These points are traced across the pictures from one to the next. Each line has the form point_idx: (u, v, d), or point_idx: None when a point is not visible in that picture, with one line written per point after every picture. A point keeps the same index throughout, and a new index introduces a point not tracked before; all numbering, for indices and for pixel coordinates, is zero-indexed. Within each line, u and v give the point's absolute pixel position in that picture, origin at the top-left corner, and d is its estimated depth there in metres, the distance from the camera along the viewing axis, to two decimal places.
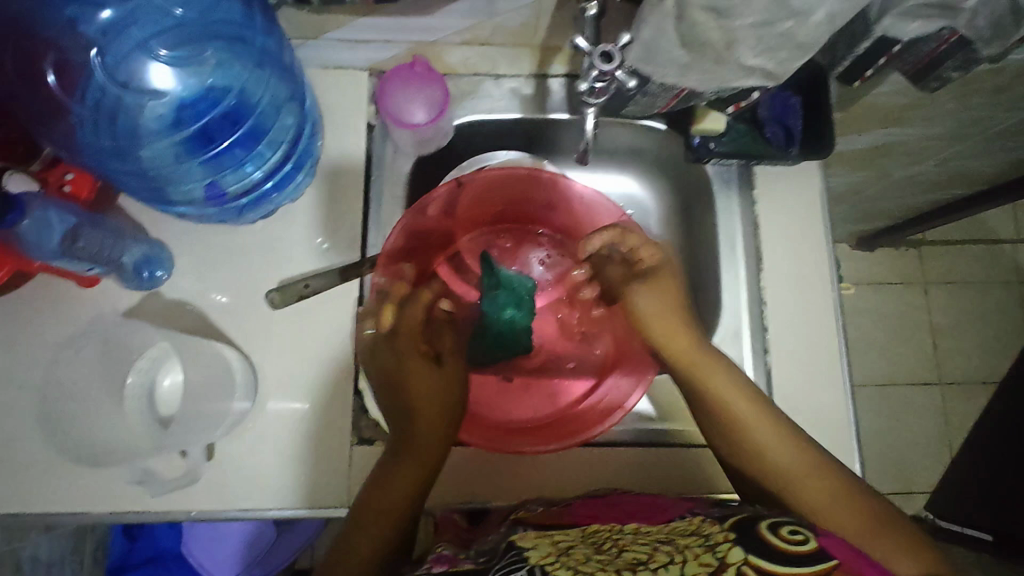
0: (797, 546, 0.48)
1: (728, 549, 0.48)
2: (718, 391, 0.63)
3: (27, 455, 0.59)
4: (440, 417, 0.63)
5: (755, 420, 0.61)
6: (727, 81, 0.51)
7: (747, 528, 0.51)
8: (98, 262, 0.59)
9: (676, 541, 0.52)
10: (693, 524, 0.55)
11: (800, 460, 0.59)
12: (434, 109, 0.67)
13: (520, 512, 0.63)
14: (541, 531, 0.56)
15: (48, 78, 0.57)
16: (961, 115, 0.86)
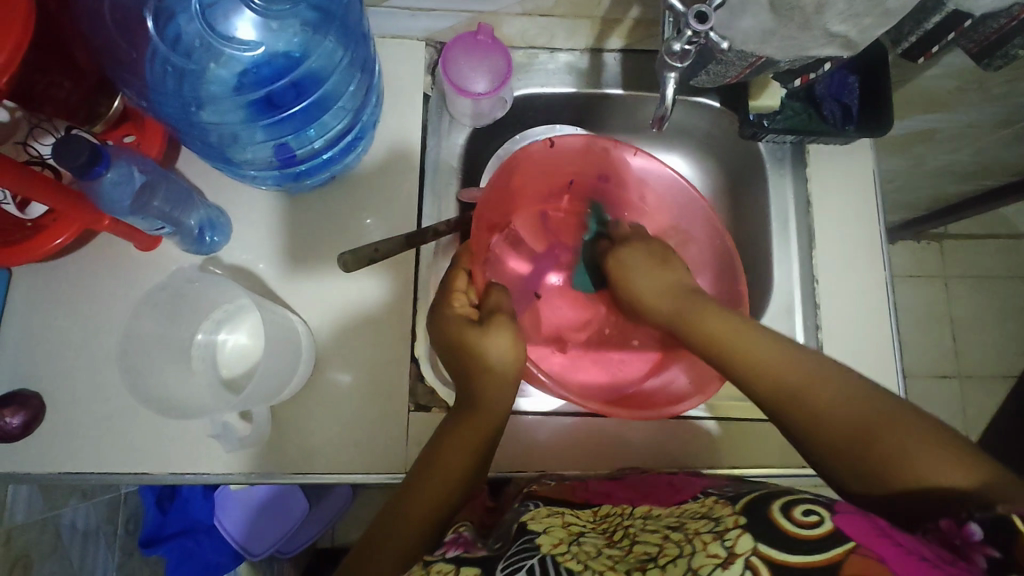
0: (810, 530, 0.43)
1: (738, 536, 0.45)
2: (741, 350, 0.54)
3: (90, 412, 0.59)
4: (502, 382, 0.60)
5: (808, 377, 0.51)
6: (806, 49, 0.51)
7: (758, 506, 0.48)
8: (167, 221, 0.58)
9: (686, 527, 0.50)
10: (704, 506, 0.53)
11: (864, 405, 0.48)
12: (496, 79, 0.68)
13: (536, 487, 0.64)
14: (553, 510, 0.58)
15: (147, 23, 0.57)
16: (1006, 101, 0.86)
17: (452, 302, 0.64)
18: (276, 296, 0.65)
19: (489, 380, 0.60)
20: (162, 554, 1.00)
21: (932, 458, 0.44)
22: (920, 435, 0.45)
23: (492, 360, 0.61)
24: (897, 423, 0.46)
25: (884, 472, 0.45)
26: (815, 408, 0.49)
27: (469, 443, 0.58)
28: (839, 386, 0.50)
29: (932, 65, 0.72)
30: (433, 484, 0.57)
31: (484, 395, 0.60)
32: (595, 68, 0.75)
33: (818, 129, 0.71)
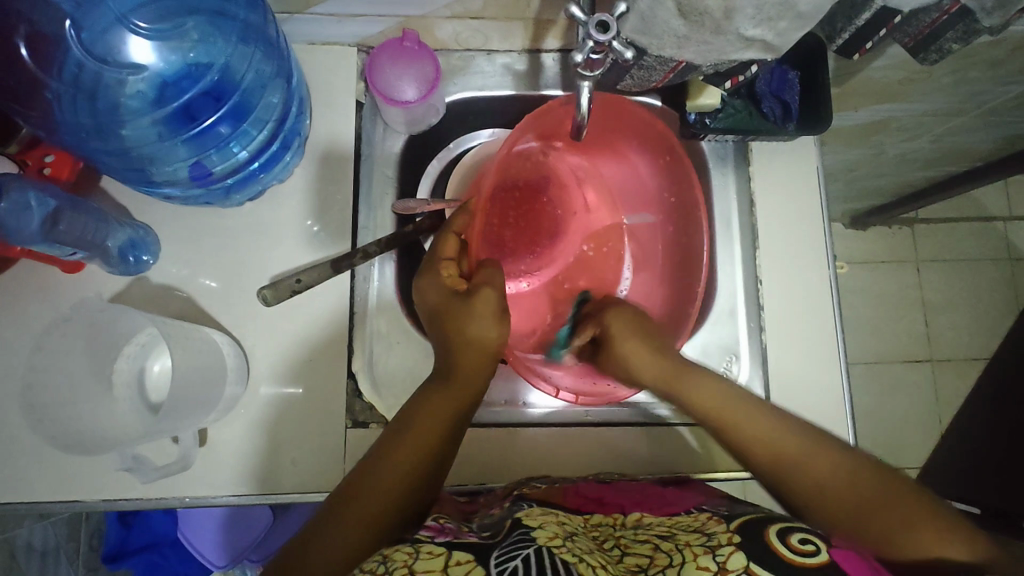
0: (808, 557, 0.47)
1: (731, 553, 0.48)
2: (692, 394, 0.57)
3: (13, 446, 0.58)
4: (485, 359, 0.59)
5: (801, 452, 0.53)
6: (726, 53, 0.50)
7: (754, 529, 0.51)
8: (80, 246, 0.57)
9: (678, 539, 0.52)
10: (697, 520, 0.54)
11: (853, 485, 0.51)
12: (425, 86, 0.66)
13: (523, 487, 0.63)
14: (548, 510, 0.55)
15: (22, 53, 0.54)
16: (957, 89, 0.85)
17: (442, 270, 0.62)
18: (204, 317, 0.63)
19: (466, 355, 0.58)
20: (128, 568, 1.00)
21: (914, 527, 0.49)
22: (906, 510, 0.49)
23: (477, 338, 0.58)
24: (890, 505, 0.50)
25: (890, 542, 0.49)
26: (805, 483, 0.52)
27: (446, 416, 0.58)
28: (832, 452, 0.52)
29: (874, 57, 0.71)
30: (404, 461, 0.54)
31: (460, 373, 0.59)
32: (535, 70, 0.73)
33: (758, 127, 0.70)
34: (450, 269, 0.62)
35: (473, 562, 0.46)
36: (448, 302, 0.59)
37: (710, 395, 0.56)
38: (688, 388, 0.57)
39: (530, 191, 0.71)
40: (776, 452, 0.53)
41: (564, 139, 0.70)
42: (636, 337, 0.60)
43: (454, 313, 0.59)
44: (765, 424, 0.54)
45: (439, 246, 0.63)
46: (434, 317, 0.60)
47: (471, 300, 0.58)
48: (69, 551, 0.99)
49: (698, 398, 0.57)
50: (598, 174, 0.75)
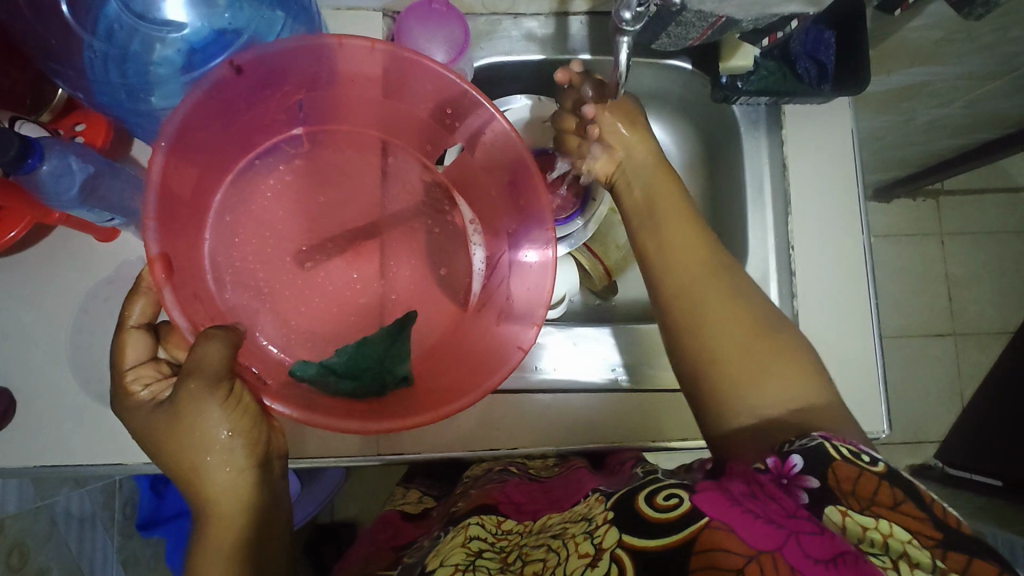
0: (667, 512, 0.44)
1: (605, 531, 0.45)
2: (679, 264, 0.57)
3: (52, 413, 0.58)
4: (239, 453, 0.49)
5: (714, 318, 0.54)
6: (768, 6, 0.50)
7: (628, 497, 0.47)
8: (117, 213, 0.57)
9: (566, 531, 0.48)
10: (584, 503, 0.51)
11: (749, 360, 0.53)
12: (455, 49, 0.65)
13: (457, 504, 0.60)
14: (460, 530, 0.53)
15: (63, 8, 0.54)
16: (994, 51, 0.83)
17: (139, 390, 0.52)
18: None
19: (184, 448, 0.48)
20: (162, 535, 1.02)
21: (762, 387, 0.52)
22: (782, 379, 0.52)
23: (177, 432, 0.48)
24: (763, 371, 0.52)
25: (733, 398, 0.52)
26: (724, 363, 0.53)
27: (234, 513, 0.50)
28: (756, 324, 0.54)
29: (914, 16, 0.69)
30: (225, 515, 0.50)
31: (206, 473, 0.49)
32: (562, 34, 0.72)
33: (793, 89, 0.68)
34: (143, 378, 0.53)
35: None
36: (153, 420, 0.49)
37: (682, 275, 0.57)
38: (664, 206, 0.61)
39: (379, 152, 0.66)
40: (691, 321, 0.55)
41: (283, 116, 0.61)
42: (215, 419, 0.48)
43: (169, 434, 0.48)
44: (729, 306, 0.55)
45: (121, 353, 0.53)
46: (143, 441, 0.50)
47: (175, 404, 0.48)
48: (105, 519, 1.01)
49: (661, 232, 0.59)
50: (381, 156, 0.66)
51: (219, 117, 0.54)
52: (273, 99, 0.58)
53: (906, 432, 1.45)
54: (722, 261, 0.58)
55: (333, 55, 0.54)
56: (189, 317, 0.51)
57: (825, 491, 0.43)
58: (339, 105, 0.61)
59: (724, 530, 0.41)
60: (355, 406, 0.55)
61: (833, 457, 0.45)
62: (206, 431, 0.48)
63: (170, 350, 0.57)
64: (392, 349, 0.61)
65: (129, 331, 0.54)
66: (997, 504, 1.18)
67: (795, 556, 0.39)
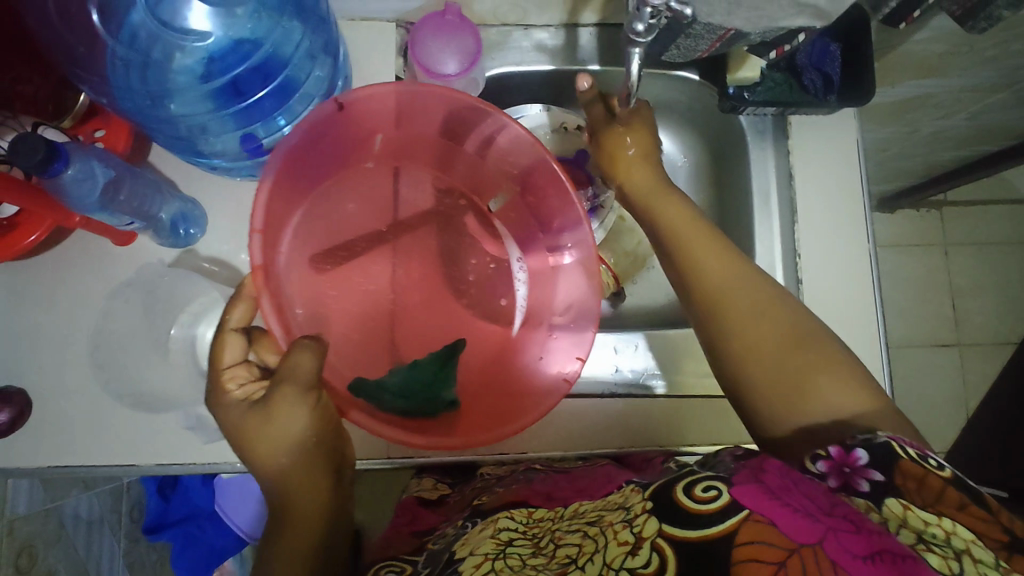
0: (708, 504, 0.44)
1: (644, 521, 0.45)
2: (731, 309, 0.56)
3: (68, 413, 0.59)
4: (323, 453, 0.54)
5: (764, 336, 0.54)
6: (776, 20, 0.52)
7: (665, 488, 0.47)
8: (136, 216, 0.58)
9: (603, 519, 0.49)
10: (621, 494, 0.51)
11: (822, 375, 0.52)
12: (467, 59, 0.66)
13: (482, 497, 0.61)
14: (489, 521, 0.54)
15: (93, 17, 0.55)
16: (997, 63, 0.84)
17: (229, 389, 0.53)
18: None
19: (281, 447, 0.51)
20: (168, 539, 1.02)
21: (818, 385, 0.52)
22: (818, 353, 0.53)
23: (272, 434, 0.51)
24: (802, 353, 0.53)
25: (794, 405, 0.52)
26: (751, 351, 0.54)
27: (318, 513, 0.54)
28: (769, 291, 0.57)
29: (918, 29, 0.70)
30: (308, 509, 0.53)
31: (300, 474, 0.53)
32: (572, 45, 0.73)
33: (801, 100, 0.69)
34: (238, 376, 0.54)
35: None
36: (245, 421, 0.51)
37: (678, 220, 0.61)
38: (703, 255, 0.59)
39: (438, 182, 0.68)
40: (730, 328, 0.56)
41: (364, 152, 0.63)
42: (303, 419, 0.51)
43: (262, 430, 0.51)
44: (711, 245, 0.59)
45: (218, 350, 0.54)
46: (236, 441, 0.52)
47: (270, 404, 0.51)
48: (112, 523, 1.01)
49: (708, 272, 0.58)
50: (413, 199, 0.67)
51: (316, 152, 0.57)
52: (362, 133, 0.60)
53: None
54: (746, 267, 0.58)
55: (386, 98, 0.56)
56: (282, 324, 0.53)
57: (880, 491, 0.44)
58: (415, 143, 0.64)
59: (765, 525, 0.40)
60: (410, 423, 0.57)
61: (900, 456, 0.45)
62: (293, 430, 0.51)
63: (259, 352, 0.56)
64: (442, 372, 0.62)
65: (229, 332, 0.54)
66: None
67: (835, 551, 0.39)
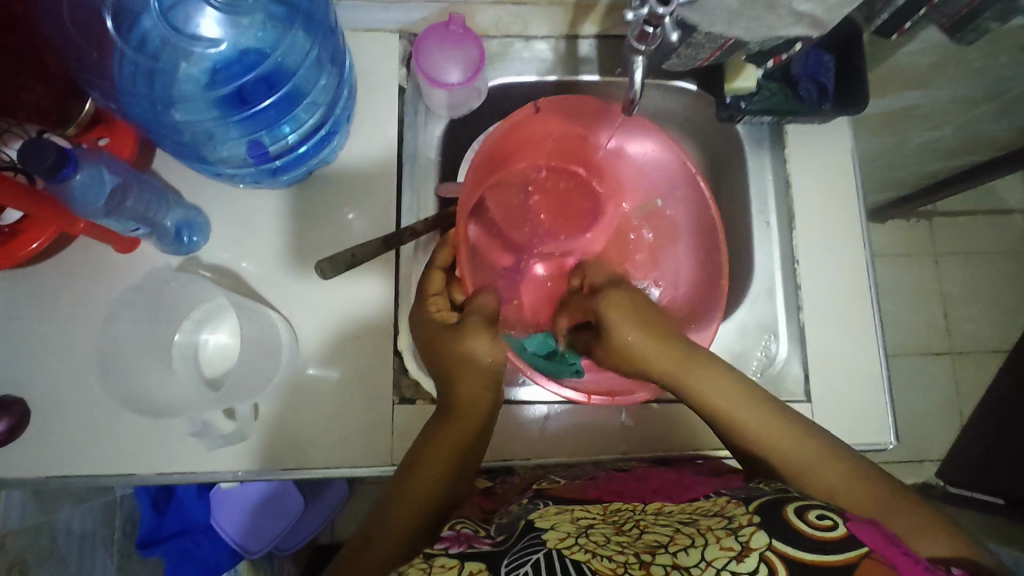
0: (825, 531, 0.44)
1: (751, 532, 0.45)
2: (745, 421, 0.56)
3: (71, 422, 0.59)
4: (486, 378, 0.58)
5: (809, 467, 0.54)
6: (774, 29, 0.54)
7: (772, 507, 0.47)
8: (142, 223, 0.59)
9: (699, 522, 0.48)
10: (717, 503, 0.51)
11: (868, 501, 0.52)
12: (470, 69, 0.67)
13: (541, 483, 0.62)
14: (563, 508, 0.53)
15: (106, 24, 0.56)
16: (983, 76, 0.86)
17: (430, 310, 0.62)
18: (257, 294, 0.64)
19: (466, 374, 0.58)
20: (162, 554, 1.00)
21: (908, 542, 0.50)
22: (903, 519, 0.51)
23: (468, 352, 0.58)
24: (882, 517, 0.51)
25: (870, 530, 0.51)
26: (816, 495, 0.54)
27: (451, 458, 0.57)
28: (815, 443, 0.55)
29: (908, 41, 0.72)
30: (430, 461, 0.56)
31: (461, 398, 0.58)
32: (572, 55, 0.74)
33: (795, 109, 0.71)
34: (439, 304, 0.64)
35: (485, 572, 0.45)
36: (438, 335, 0.60)
37: (720, 393, 0.57)
38: (699, 381, 0.57)
39: (578, 192, 0.79)
40: (789, 472, 0.55)
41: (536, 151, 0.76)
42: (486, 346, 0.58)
43: (451, 346, 0.58)
44: (774, 424, 0.56)
45: (425, 281, 0.65)
46: (426, 353, 0.60)
47: (463, 327, 0.59)
48: (105, 537, 0.99)
49: (716, 400, 0.57)
50: (577, 205, 0.79)
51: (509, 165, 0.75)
52: (536, 148, 0.75)
53: (907, 450, 1.45)
54: (757, 389, 0.58)
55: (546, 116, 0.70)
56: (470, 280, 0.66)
57: None
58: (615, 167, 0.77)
59: (884, 566, 0.41)
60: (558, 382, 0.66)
61: None
62: (472, 356, 0.58)
63: (452, 294, 0.66)
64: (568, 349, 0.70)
65: (436, 270, 0.65)
66: (997, 522, 1.19)
67: None
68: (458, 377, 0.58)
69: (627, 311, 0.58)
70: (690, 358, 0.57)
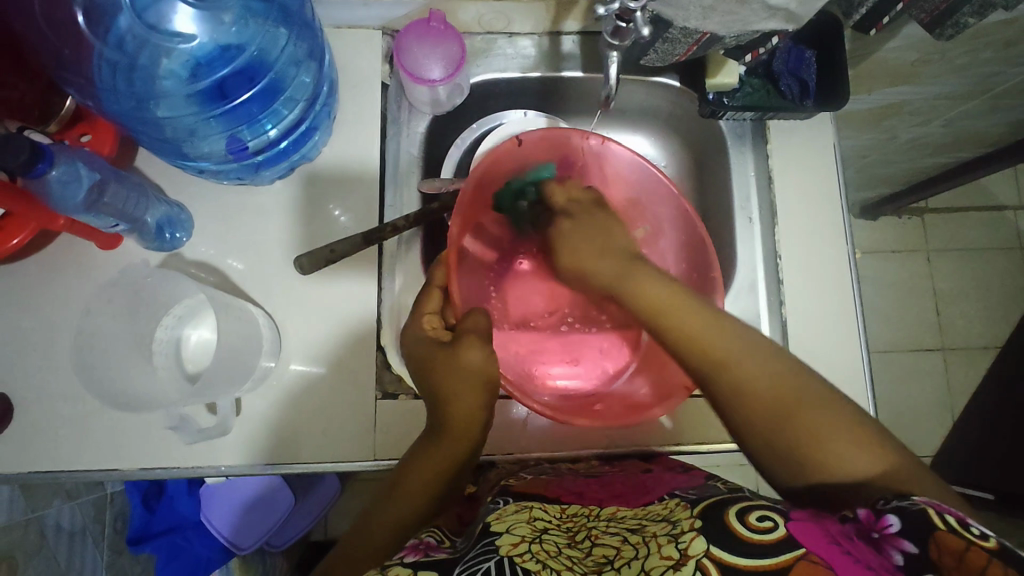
0: (763, 534, 0.43)
1: (691, 539, 0.44)
2: (695, 329, 0.52)
3: (52, 418, 0.59)
4: (478, 397, 0.56)
5: (770, 385, 0.50)
6: (749, 23, 0.54)
7: (714, 512, 0.47)
8: (121, 219, 0.58)
9: (645, 529, 0.49)
10: (665, 507, 0.51)
11: (820, 423, 0.48)
12: (451, 65, 0.67)
13: (509, 480, 0.62)
14: (522, 507, 0.54)
15: (77, 18, 0.55)
16: (967, 72, 0.86)
17: (423, 322, 0.60)
18: (239, 290, 0.64)
19: (460, 394, 0.56)
20: (152, 550, 1.01)
21: (842, 455, 0.47)
22: (845, 433, 0.47)
23: (461, 368, 0.56)
24: (834, 437, 0.47)
25: (812, 460, 0.48)
26: (758, 411, 0.50)
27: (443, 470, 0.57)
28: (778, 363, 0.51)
29: (891, 37, 0.72)
30: (422, 473, 0.57)
31: (455, 419, 0.56)
32: (555, 51, 0.74)
33: (776, 105, 0.71)
34: (434, 321, 0.61)
35: None
36: (433, 355, 0.57)
37: (666, 292, 0.53)
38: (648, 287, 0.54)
39: None
40: (725, 374, 0.50)
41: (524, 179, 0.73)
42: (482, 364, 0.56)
43: (446, 368, 0.56)
44: (718, 329, 0.52)
45: (421, 300, 0.61)
46: (421, 371, 0.58)
47: (456, 349, 0.57)
48: (96, 533, 1.00)
49: (669, 306, 0.53)
50: None
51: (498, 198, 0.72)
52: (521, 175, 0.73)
53: None
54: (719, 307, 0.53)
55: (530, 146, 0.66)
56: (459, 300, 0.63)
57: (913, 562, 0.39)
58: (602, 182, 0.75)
59: (820, 567, 0.40)
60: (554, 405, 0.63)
61: (936, 525, 0.39)
62: (465, 375, 0.56)
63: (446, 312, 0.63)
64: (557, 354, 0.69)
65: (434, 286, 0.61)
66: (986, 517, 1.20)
67: None
68: (450, 400, 0.56)
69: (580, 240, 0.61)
70: (631, 264, 0.56)
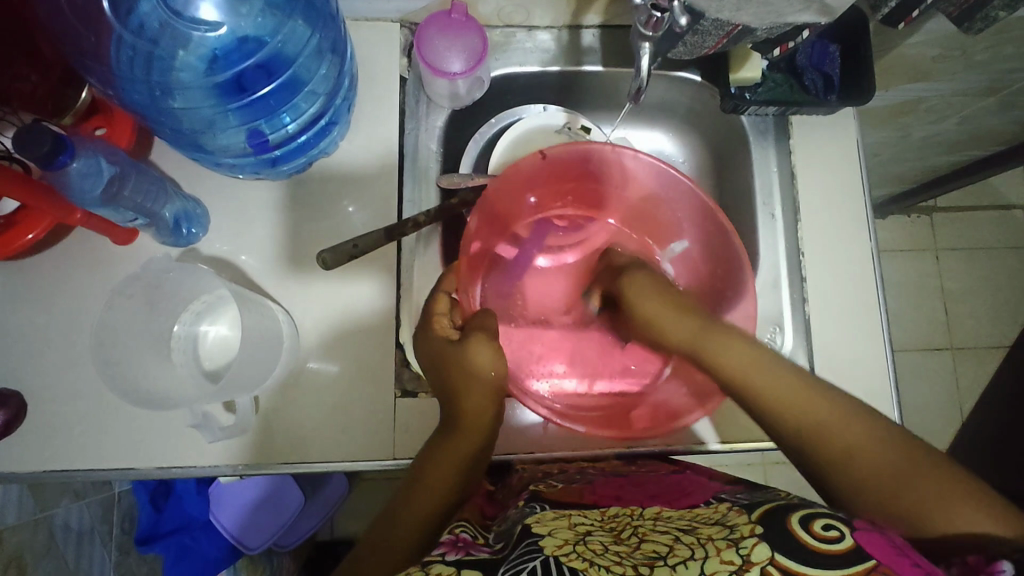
0: (831, 543, 0.42)
1: (753, 544, 0.43)
2: (769, 386, 0.51)
3: (69, 416, 0.58)
4: (489, 393, 0.57)
5: (862, 444, 0.48)
6: (783, 15, 0.53)
7: (778, 517, 0.46)
8: (140, 212, 0.58)
9: (699, 531, 0.47)
10: (718, 511, 0.50)
11: (920, 477, 0.46)
12: (472, 58, 0.66)
13: (538, 484, 0.61)
14: (560, 514, 0.53)
15: (102, 4, 0.54)
16: (987, 68, 0.86)
17: (434, 321, 0.60)
18: (257, 286, 0.63)
19: (469, 390, 0.57)
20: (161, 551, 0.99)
21: (953, 513, 0.44)
22: (948, 489, 0.45)
23: (474, 366, 0.57)
24: (936, 487, 0.45)
25: (924, 519, 0.45)
26: (852, 465, 0.48)
27: (461, 466, 0.56)
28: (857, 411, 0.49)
29: (914, 31, 0.71)
30: (443, 468, 0.55)
31: (467, 410, 0.57)
32: (575, 45, 0.73)
33: (801, 100, 0.70)
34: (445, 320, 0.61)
35: None
36: (443, 350, 0.58)
37: (745, 361, 0.52)
38: (729, 356, 0.53)
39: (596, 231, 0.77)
40: (816, 442, 0.49)
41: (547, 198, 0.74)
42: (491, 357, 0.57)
43: (453, 360, 0.57)
44: (804, 404, 0.50)
45: (431, 302, 0.62)
46: (430, 368, 0.59)
47: (465, 342, 0.58)
48: (104, 533, 0.98)
49: (739, 371, 0.52)
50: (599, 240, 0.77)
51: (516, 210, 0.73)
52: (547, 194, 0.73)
53: None
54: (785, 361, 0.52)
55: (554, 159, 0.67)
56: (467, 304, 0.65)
57: None
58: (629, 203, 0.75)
59: None
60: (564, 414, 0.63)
61: None
62: (477, 367, 0.57)
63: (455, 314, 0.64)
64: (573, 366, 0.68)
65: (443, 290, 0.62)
66: None
67: None
68: (464, 398, 0.57)
69: (646, 291, 0.61)
70: (707, 328, 0.55)
